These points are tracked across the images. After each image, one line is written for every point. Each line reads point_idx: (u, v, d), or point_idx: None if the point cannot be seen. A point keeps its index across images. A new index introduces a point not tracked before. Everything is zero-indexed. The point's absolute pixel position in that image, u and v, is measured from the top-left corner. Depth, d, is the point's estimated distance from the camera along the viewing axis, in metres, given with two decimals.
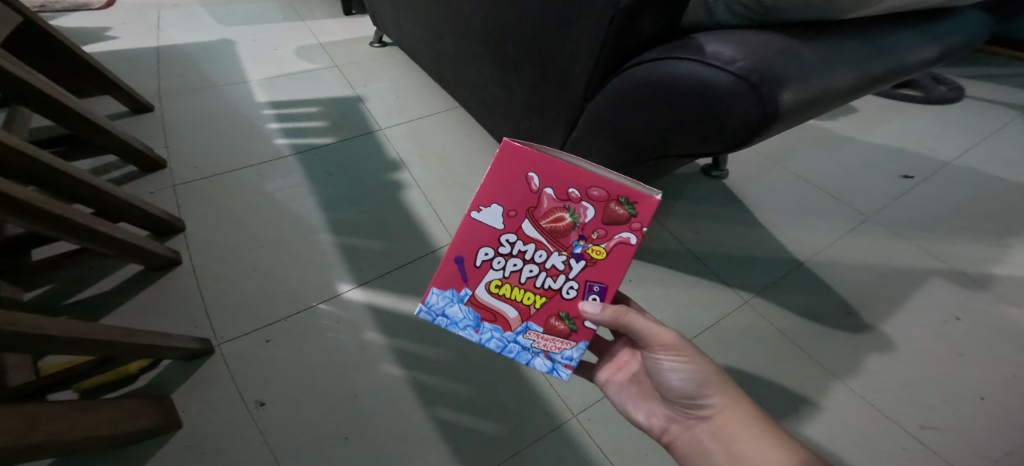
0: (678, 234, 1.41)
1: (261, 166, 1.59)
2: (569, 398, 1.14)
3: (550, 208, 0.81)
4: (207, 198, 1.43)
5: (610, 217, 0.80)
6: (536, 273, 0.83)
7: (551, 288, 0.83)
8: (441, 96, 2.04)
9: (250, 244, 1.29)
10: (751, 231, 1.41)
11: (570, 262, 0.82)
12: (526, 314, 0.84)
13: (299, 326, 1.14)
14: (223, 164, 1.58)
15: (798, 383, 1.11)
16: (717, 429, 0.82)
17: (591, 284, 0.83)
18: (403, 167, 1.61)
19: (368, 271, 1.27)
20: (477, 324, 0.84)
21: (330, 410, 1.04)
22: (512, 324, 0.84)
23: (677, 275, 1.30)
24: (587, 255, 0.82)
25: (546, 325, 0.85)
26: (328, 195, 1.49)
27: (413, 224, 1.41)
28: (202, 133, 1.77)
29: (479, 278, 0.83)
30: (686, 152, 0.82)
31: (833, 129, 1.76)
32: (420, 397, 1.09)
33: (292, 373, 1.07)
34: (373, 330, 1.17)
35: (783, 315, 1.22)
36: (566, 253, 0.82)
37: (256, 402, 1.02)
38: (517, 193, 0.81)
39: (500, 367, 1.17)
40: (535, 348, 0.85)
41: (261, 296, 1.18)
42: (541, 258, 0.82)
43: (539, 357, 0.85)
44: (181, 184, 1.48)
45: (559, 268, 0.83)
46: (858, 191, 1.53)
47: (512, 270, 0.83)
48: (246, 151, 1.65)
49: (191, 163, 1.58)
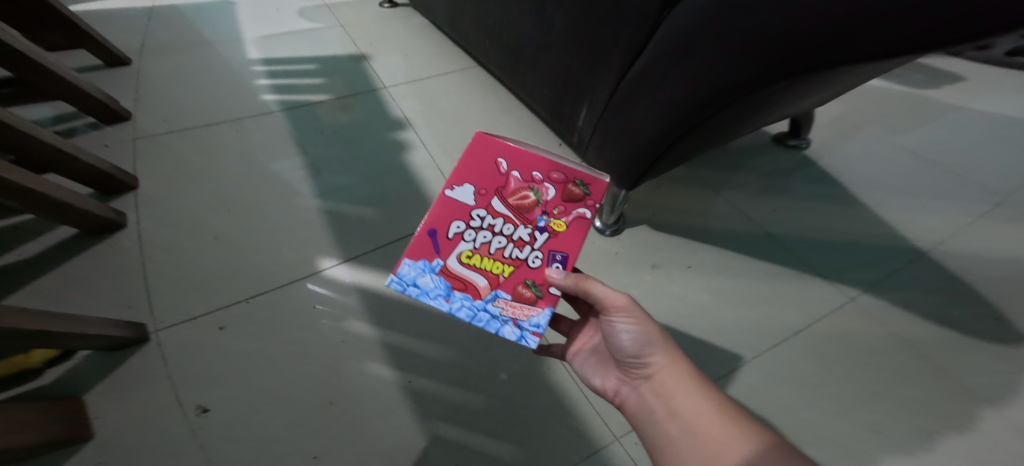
0: (750, 213, 1.14)
1: (243, 122, 1.34)
2: (612, 416, 0.85)
3: (516, 186, 0.68)
4: (172, 153, 1.18)
5: (569, 195, 0.68)
6: (503, 244, 0.66)
7: (519, 257, 0.66)
8: (457, 55, 1.76)
9: (215, 207, 1.04)
10: (846, 213, 1.16)
11: (534, 238, 0.67)
12: (495, 282, 0.65)
13: (264, 310, 0.88)
14: (199, 119, 1.34)
15: (927, 406, 0.84)
16: (664, 389, 0.66)
17: (556, 254, 0.66)
18: (406, 127, 1.35)
19: (358, 244, 1.01)
20: (444, 292, 0.63)
21: (297, 422, 0.78)
22: (479, 290, 0.64)
23: (751, 266, 1.03)
24: (549, 228, 0.67)
25: (515, 293, 0.65)
26: (317, 156, 1.23)
27: (417, 190, 1.14)
28: (180, 86, 1.53)
29: (449, 249, 0.65)
30: (898, 45, 0.58)
31: (925, 107, 1.55)
32: (417, 409, 0.83)
33: (247, 371, 0.81)
34: (360, 319, 0.90)
35: (900, 316, 0.96)
36: (530, 228, 0.67)
37: (196, 408, 0.77)
38: (483, 174, 0.68)
39: (519, 371, 0.88)
40: (505, 315, 0.64)
41: (220, 270, 0.92)
42: (506, 233, 0.66)
43: (511, 326, 0.63)
44: (143, 137, 1.23)
45: (522, 241, 0.67)
46: (969, 176, 1.27)
47: (475, 240, 0.66)
48: (229, 107, 1.41)
49: (162, 117, 1.34)
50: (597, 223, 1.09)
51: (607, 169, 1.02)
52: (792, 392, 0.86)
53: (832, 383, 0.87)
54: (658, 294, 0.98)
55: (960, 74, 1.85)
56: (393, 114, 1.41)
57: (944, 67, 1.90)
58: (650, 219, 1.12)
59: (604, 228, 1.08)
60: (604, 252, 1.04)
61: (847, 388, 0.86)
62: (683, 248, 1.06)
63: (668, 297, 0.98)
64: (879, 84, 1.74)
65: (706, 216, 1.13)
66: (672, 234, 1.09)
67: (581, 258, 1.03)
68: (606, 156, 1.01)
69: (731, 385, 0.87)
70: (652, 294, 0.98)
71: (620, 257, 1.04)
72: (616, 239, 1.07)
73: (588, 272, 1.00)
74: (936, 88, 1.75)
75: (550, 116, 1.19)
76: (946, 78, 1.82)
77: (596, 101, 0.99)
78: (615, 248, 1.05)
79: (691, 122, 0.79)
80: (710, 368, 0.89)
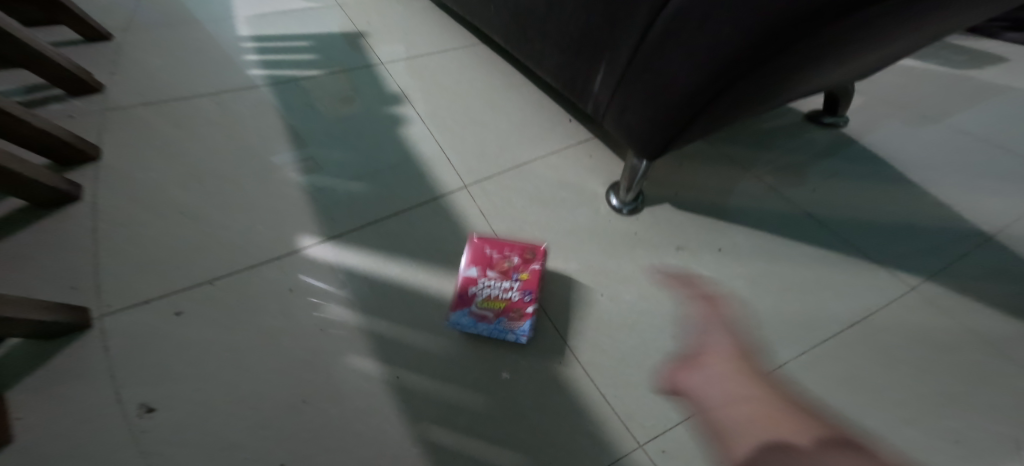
0: (787, 193, 1.01)
1: (224, 95, 1.23)
2: (635, 419, 0.71)
3: (495, 254, 0.84)
4: (141, 124, 1.07)
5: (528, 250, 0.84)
6: (490, 291, 0.80)
7: (505, 297, 0.80)
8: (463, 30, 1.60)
9: (184, 179, 0.92)
10: (896, 193, 1.02)
11: (511, 286, 0.81)
12: (498, 312, 0.78)
13: (230, 293, 0.76)
14: (178, 92, 1.23)
15: (1007, 412, 0.72)
16: (728, 374, 0.75)
17: (529, 294, 0.80)
18: (403, 101, 1.23)
19: (344, 222, 0.89)
20: (471, 322, 0.77)
21: (261, 424, 0.66)
22: (486, 317, 0.78)
23: (791, 249, 0.90)
24: (521, 277, 0.82)
25: (512, 314, 0.78)
26: (302, 130, 1.11)
27: (412, 164, 1.02)
28: (157, 56, 1.40)
29: (461, 292, 0.80)
30: None
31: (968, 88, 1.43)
32: (404, 409, 0.70)
33: (205, 363, 0.69)
34: (341, 304, 0.78)
35: (967, 307, 0.83)
36: (507, 278, 0.81)
37: (140, 408, 0.65)
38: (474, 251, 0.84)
39: (524, 367, 0.75)
40: (509, 328, 0.77)
41: (183, 247, 0.81)
42: (490, 283, 0.81)
43: (514, 336, 0.76)
44: (112, 108, 1.12)
45: (504, 288, 0.81)
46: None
47: (471, 291, 0.80)
48: (213, 81, 1.30)
49: (137, 88, 1.23)
50: (613, 202, 0.96)
51: (635, 134, 0.89)
52: (847, 394, 0.73)
53: (894, 384, 0.74)
54: (685, 280, 0.85)
55: (1003, 55, 1.72)
56: (389, 88, 1.29)
57: (982, 48, 1.76)
58: (673, 197, 0.99)
59: (621, 207, 0.96)
60: (623, 233, 0.92)
61: (912, 390, 0.74)
62: (712, 229, 0.93)
63: (697, 282, 0.85)
64: (915, 64, 1.61)
65: (737, 195, 1.00)
66: (698, 213, 0.96)
67: (596, 240, 0.90)
68: (634, 119, 0.88)
69: (776, 385, 0.74)
70: (678, 280, 0.85)
71: (641, 238, 0.91)
72: (635, 218, 0.95)
73: (605, 255, 0.88)
74: (979, 68, 1.62)
75: (561, 85, 1.06)
76: (986, 59, 1.69)
77: (617, 60, 0.86)
78: (634, 229, 0.93)
79: (753, 61, 0.66)
80: (749, 365, 0.76)
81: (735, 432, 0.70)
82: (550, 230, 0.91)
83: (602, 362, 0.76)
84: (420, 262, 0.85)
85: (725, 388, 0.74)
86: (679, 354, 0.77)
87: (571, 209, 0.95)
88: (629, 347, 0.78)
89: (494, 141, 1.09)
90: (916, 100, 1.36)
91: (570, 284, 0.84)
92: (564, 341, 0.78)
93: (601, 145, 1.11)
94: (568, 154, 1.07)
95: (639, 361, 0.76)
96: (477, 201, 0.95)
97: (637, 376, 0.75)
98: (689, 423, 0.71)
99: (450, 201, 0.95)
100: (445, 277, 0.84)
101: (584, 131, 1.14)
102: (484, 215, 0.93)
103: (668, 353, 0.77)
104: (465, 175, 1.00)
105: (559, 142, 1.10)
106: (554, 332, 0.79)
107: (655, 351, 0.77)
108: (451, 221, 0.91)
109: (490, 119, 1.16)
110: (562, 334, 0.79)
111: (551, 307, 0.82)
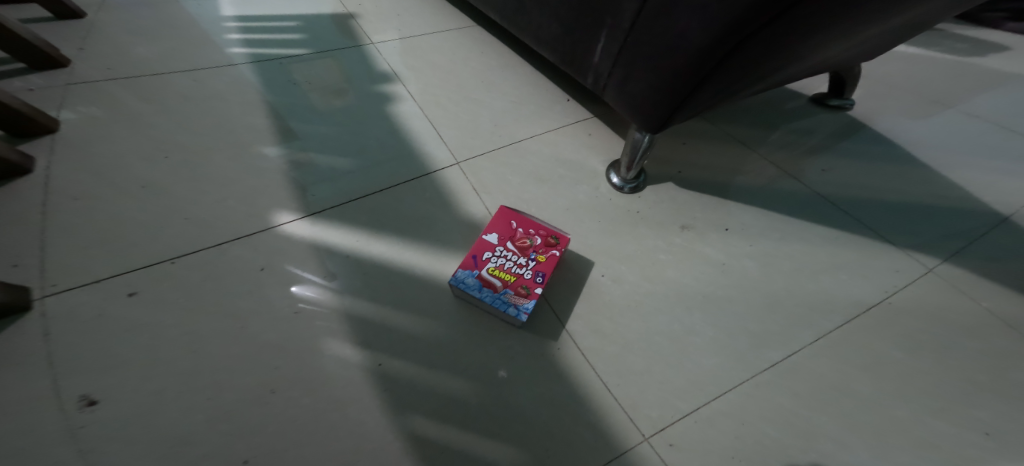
0: (796, 173, 0.96)
1: (193, 60, 1.11)
2: (639, 409, 0.65)
3: (518, 228, 0.76)
4: (99, 90, 0.97)
5: (552, 241, 0.75)
6: (503, 261, 0.72)
7: (516, 271, 0.71)
8: (465, 13, 1.45)
9: (147, 151, 0.84)
10: (909, 174, 0.98)
11: (525, 262, 0.72)
12: (503, 284, 0.70)
13: (192, 273, 0.69)
14: (139, 56, 1.09)
15: None
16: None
17: (541, 275, 0.71)
18: (394, 79, 1.13)
19: (325, 198, 0.82)
20: (477, 284, 0.70)
21: (219, 416, 0.59)
22: (493, 285, 0.70)
23: (803, 229, 0.85)
24: (538, 258, 0.73)
25: (515, 291, 0.70)
26: (281, 103, 1.01)
27: (402, 142, 0.95)
28: (114, 13, 1.26)
29: (475, 254, 0.73)
30: None
31: (971, 77, 1.40)
32: (385, 399, 0.64)
33: (160, 349, 0.62)
34: (319, 284, 0.72)
35: (992, 290, 0.78)
36: (523, 255, 0.73)
37: (81, 401, 0.58)
38: (500, 227, 0.76)
39: (518, 352, 0.69)
40: (511, 301, 0.69)
41: (141, 224, 0.73)
42: (506, 254, 0.73)
43: (514, 311, 0.68)
44: (67, 73, 1.02)
45: (517, 262, 0.72)
46: None
47: (484, 255, 0.73)
48: (177, 45, 1.16)
49: (94, 48, 1.11)
50: (614, 179, 0.91)
51: (638, 106, 0.83)
52: (871, 381, 0.67)
53: (951, 372, 0.68)
54: (691, 260, 0.80)
55: (1007, 44, 1.68)
56: (379, 67, 1.17)
57: (985, 37, 1.73)
58: (677, 176, 0.94)
59: (622, 185, 0.90)
60: (623, 212, 0.86)
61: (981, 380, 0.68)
62: (719, 208, 0.88)
63: (704, 263, 0.79)
64: (919, 51, 1.57)
65: (743, 175, 0.95)
66: (704, 192, 0.91)
67: (596, 219, 0.85)
68: (637, 88, 0.82)
69: (791, 371, 0.68)
70: (684, 261, 0.80)
71: (643, 217, 0.86)
72: (636, 196, 0.89)
73: (606, 235, 0.82)
74: (983, 56, 1.58)
75: (559, 61, 1.00)
76: (990, 47, 1.65)
77: (618, 25, 0.80)
78: (636, 206, 0.87)
79: (769, 14, 0.61)
80: (762, 351, 0.70)
81: (748, 422, 0.64)
82: (547, 208, 0.85)
83: (602, 347, 0.70)
84: (406, 240, 0.79)
85: (737, 375, 0.68)
86: (686, 339, 0.71)
87: (570, 187, 0.89)
88: (632, 331, 0.71)
89: (488, 118, 1.03)
90: (921, 85, 1.32)
91: (568, 264, 0.78)
92: (562, 325, 0.72)
93: (600, 123, 1.05)
94: (566, 132, 1.01)
95: (642, 346, 0.70)
96: (469, 178, 0.89)
97: (640, 362, 0.69)
98: (697, 412, 0.65)
99: (440, 179, 0.88)
100: (435, 256, 0.77)
101: (583, 109, 1.08)
102: (477, 192, 0.86)
103: (674, 337, 0.71)
104: (458, 151, 0.94)
105: (556, 120, 1.04)
106: (552, 315, 0.73)
107: (660, 335, 0.71)
108: (442, 198, 0.85)
109: (484, 96, 1.09)
110: (560, 317, 0.72)
111: (548, 288, 0.76)
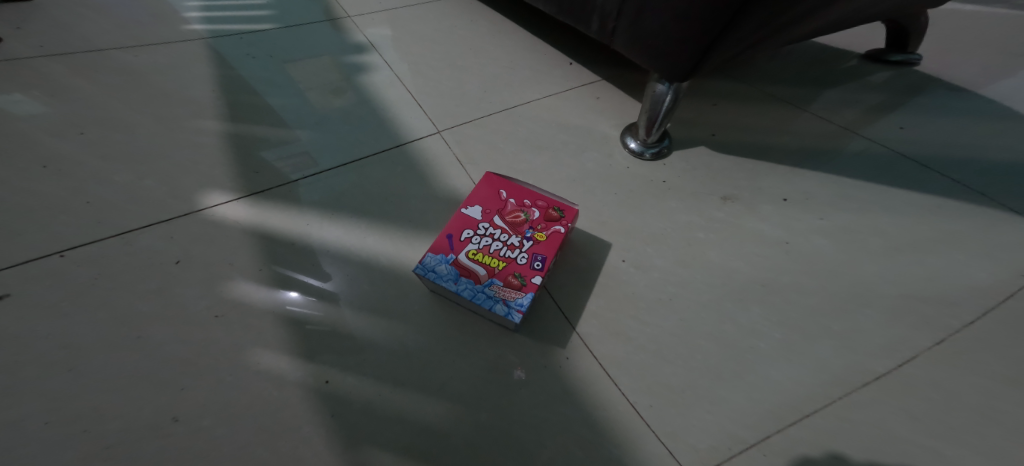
0: (867, 133, 0.77)
1: (132, 28, 0.94)
2: (682, 438, 0.47)
3: (510, 199, 0.59)
4: (16, 63, 0.82)
5: (551, 217, 0.57)
6: (489, 243, 0.55)
7: (507, 255, 0.54)
8: None
9: (57, 126, 0.69)
10: (1009, 128, 0.77)
11: (519, 243, 0.55)
12: (490, 274, 0.53)
13: (84, 269, 0.55)
14: (70, 24, 0.93)
15: None
16: None
17: (541, 260, 0.53)
18: (368, 48, 0.93)
19: (274, 175, 0.67)
20: (452, 273, 0.53)
21: (96, 454, 0.44)
22: (476, 274, 0.53)
23: (883, 199, 0.66)
24: (537, 236, 0.55)
25: (506, 281, 0.52)
26: (234, 77, 0.83)
27: (370, 111, 0.78)
28: None
29: (453, 233, 0.56)
30: None
31: None
32: (330, 428, 0.47)
33: (27, 367, 0.48)
34: (253, 278, 0.56)
35: None
36: (517, 235, 0.55)
37: None
38: (486, 201, 0.58)
39: (512, 362, 0.51)
40: (500, 296, 0.51)
41: (33, 210, 0.59)
42: (493, 234, 0.56)
43: (504, 309, 0.51)
44: None
45: (508, 243, 0.55)
46: None
47: (463, 235, 0.55)
48: (115, 12, 0.98)
49: (14, 17, 0.93)
50: (632, 144, 0.73)
51: (660, 46, 0.64)
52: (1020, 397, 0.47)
53: None
54: (739, 238, 0.61)
55: None
56: (354, 37, 0.97)
57: None
58: (711, 140, 0.76)
59: (642, 151, 0.72)
60: (647, 181, 0.68)
61: None
62: (769, 176, 0.69)
63: (757, 242, 0.61)
64: None
65: (796, 136, 0.76)
66: (747, 157, 0.72)
67: (610, 191, 0.67)
68: (657, 23, 0.63)
69: (898, 385, 0.48)
70: (729, 240, 0.61)
71: (671, 188, 0.68)
72: (661, 164, 0.71)
73: (623, 210, 0.64)
74: None
75: (558, 10, 0.83)
76: None
77: None
78: (662, 175, 0.69)
79: None
80: (851, 358, 0.51)
81: (845, 457, 0.44)
82: (548, 181, 0.68)
83: (625, 354, 0.52)
84: (370, 223, 0.62)
85: (819, 391, 0.49)
86: (741, 341, 0.52)
87: (577, 155, 0.72)
88: (666, 332, 0.53)
89: (476, 84, 0.85)
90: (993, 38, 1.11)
91: (576, 247, 0.60)
92: (571, 326, 0.54)
93: (612, 86, 0.87)
94: (570, 96, 0.84)
95: (682, 352, 0.52)
96: (453, 148, 0.72)
97: (681, 374, 0.50)
98: (768, 444, 0.46)
99: (416, 151, 0.72)
100: (404, 241, 0.61)
101: (590, 72, 0.91)
102: (462, 164, 0.70)
103: (725, 340, 0.53)
104: (439, 120, 0.77)
105: (559, 84, 0.87)
106: (557, 312, 0.55)
107: (706, 337, 0.53)
108: (418, 172, 0.68)
109: (473, 60, 0.92)
110: (568, 315, 0.55)
111: (551, 277, 0.58)
